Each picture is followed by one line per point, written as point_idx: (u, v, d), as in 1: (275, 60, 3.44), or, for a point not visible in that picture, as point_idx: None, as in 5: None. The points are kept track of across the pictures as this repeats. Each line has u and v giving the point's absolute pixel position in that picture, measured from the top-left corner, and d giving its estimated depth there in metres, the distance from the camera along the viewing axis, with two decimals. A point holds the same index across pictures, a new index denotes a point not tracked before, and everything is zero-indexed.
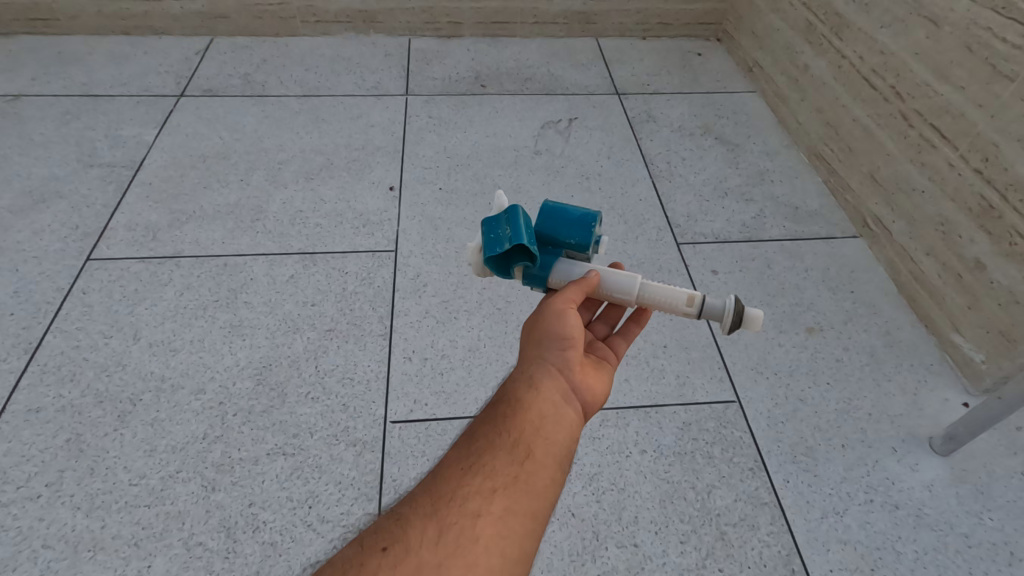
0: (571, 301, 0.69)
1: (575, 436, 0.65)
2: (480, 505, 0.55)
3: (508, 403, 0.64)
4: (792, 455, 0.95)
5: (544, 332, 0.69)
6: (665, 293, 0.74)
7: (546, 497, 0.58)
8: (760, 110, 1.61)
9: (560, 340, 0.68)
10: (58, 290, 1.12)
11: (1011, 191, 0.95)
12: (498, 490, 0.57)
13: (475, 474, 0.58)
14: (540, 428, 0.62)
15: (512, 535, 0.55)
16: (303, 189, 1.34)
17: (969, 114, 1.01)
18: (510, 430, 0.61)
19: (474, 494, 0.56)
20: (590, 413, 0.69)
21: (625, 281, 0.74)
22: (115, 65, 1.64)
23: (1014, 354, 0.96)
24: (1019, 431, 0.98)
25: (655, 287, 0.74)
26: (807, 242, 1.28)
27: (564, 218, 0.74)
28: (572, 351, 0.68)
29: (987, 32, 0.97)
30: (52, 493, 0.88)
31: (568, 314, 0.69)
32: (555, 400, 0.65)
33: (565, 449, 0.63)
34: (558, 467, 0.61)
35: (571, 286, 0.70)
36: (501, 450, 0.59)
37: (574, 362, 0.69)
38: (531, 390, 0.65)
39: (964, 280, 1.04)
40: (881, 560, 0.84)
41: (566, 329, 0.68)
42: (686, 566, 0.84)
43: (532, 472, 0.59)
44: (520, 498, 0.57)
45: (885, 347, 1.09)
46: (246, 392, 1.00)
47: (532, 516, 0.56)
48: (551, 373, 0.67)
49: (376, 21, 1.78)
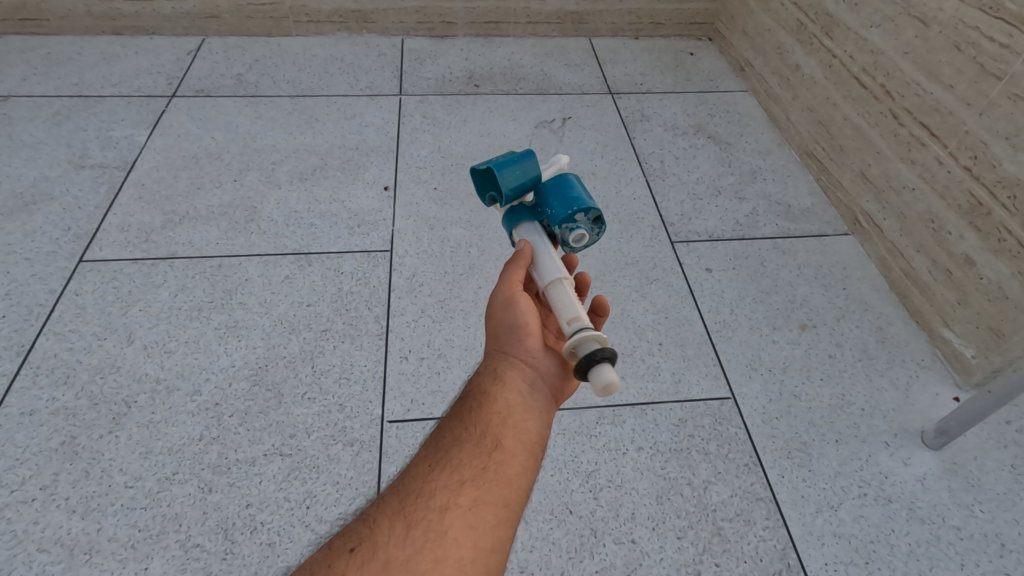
0: (517, 287, 0.74)
1: (544, 423, 0.68)
2: (448, 499, 0.57)
3: (474, 398, 0.67)
4: (787, 451, 0.96)
5: (502, 326, 0.73)
6: (563, 305, 0.70)
7: (517, 485, 0.60)
8: (752, 109, 1.62)
9: (516, 330, 0.72)
10: (51, 292, 1.11)
11: (999, 187, 0.96)
12: (466, 482, 0.59)
13: (442, 470, 0.60)
14: (507, 418, 0.66)
15: (484, 525, 0.56)
16: (297, 190, 1.34)
17: (957, 112, 1.02)
18: (477, 424, 0.64)
19: (442, 488, 0.58)
20: (558, 398, 0.73)
21: (548, 266, 0.74)
22: (106, 66, 1.63)
23: (1003, 349, 0.97)
24: (1008, 424, 0.99)
25: (563, 291, 0.71)
26: (799, 239, 1.29)
27: (563, 190, 0.75)
28: (531, 339, 0.72)
29: (975, 31, 0.99)
30: (46, 496, 0.87)
31: (519, 303, 0.73)
32: (519, 390, 0.68)
33: (534, 437, 0.66)
34: (527, 454, 0.63)
35: (511, 267, 0.75)
36: (468, 443, 0.62)
37: (536, 350, 0.72)
38: (495, 382, 0.69)
39: (955, 276, 1.05)
40: (875, 553, 0.86)
41: (520, 319, 0.72)
42: (683, 562, 0.84)
43: (501, 462, 0.61)
44: (488, 488, 0.59)
45: (876, 343, 1.11)
46: (241, 393, 1.00)
47: (503, 504, 0.58)
48: (513, 364, 0.71)
49: (369, 21, 1.78)
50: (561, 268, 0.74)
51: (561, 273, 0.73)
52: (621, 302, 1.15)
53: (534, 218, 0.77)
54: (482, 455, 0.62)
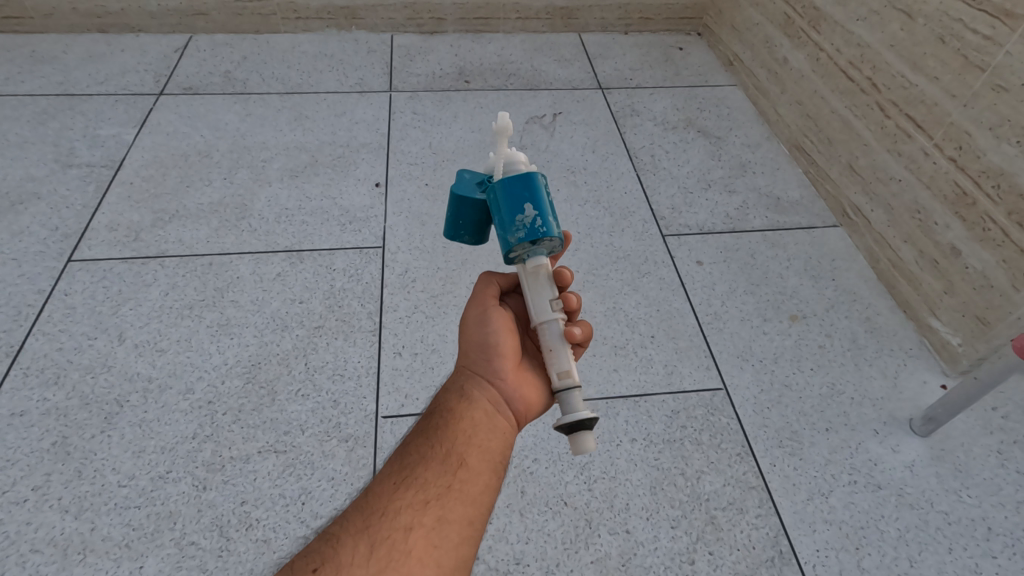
0: (487, 305, 0.74)
1: (509, 445, 0.68)
2: (412, 518, 0.58)
3: (441, 415, 0.67)
4: (779, 440, 0.97)
5: (472, 345, 0.72)
6: (553, 350, 0.66)
7: (480, 503, 0.61)
8: (740, 103, 1.63)
9: (485, 350, 0.71)
10: (39, 292, 1.10)
11: (984, 177, 0.97)
12: (431, 502, 0.59)
13: (407, 488, 0.61)
14: (472, 438, 0.65)
15: (447, 543, 0.57)
16: (288, 187, 1.34)
17: (942, 104, 1.03)
18: (442, 442, 0.64)
19: (406, 507, 0.59)
20: (524, 420, 0.72)
21: (539, 302, 0.67)
22: (92, 64, 1.61)
23: (988, 337, 0.99)
24: (995, 410, 1.01)
25: (555, 335, 0.67)
26: (788, 231, 1.30)
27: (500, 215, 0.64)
28: (501, 361, 0.71)
29: (959, 23, 1.00)
30: (38, 497, 0.87)
31: (490, 323, 0.73)
32: (486, 408, 0.68)
33: (498, 455, 0.66)
34: (491, 473, 0.63)
35: (484, 280, 0.77)
36: (433, 462, 0.62)
37: (505, 371, 0.71)
38: (461, 401, 0.68)
39: (941, 266, 1.07)
40: (865, 538, 0.87)
41: (491, 339, 0.72)
42: (678, 551, 0.85)
43: (466, 480, 0.62)
44: (452, 507, 0.59)
45: (865, 333, 1.12)
46: (235, 390, 1.00)
47: (467, 523, 0.59)
48: (481, 385, 0.70)
49: (358, 17, 1.77)
50: (551, 307, 0.67)
51: (553, 312, 0.67)
52: (613, 296, 1.16)
53: None
54: (447, 473, 0.62)
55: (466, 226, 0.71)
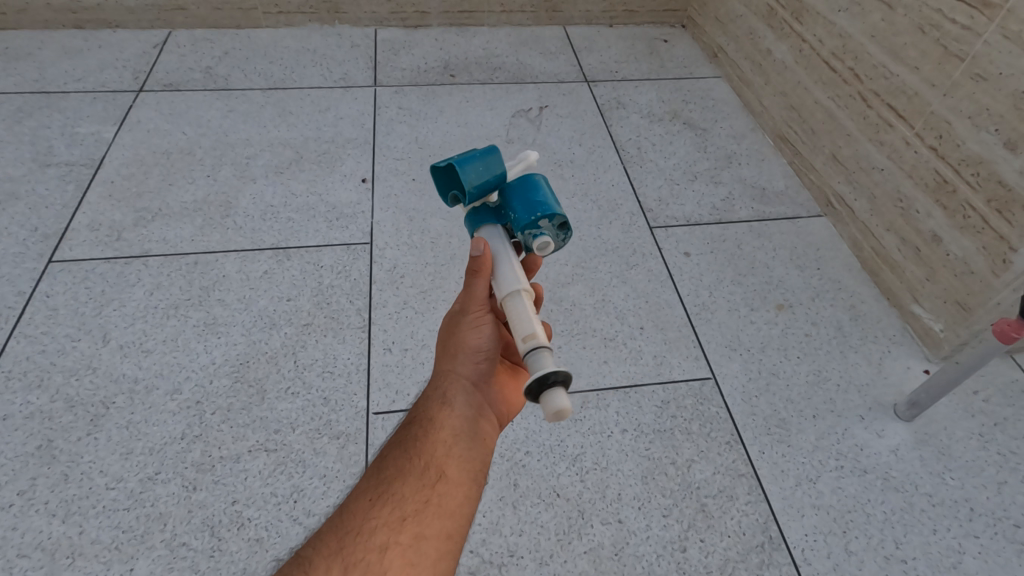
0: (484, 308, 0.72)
1: (487, 451, 0.68)
2: (388, 537, 0.57)
3: (421, 424, 0.66)
4: (767, 428, 0.98)
5: (461, 347, 0.71)
6: (520, 320, 0.64)
7: (460, 515, 0.61)
8: (725, 95, 1.64)
9: (474, 355, 0.71)
10: (20, 294, 1.08)
11: (964, 166, 0.99)
12: (408, 518, 0.59)
13: (384, 505, 0.60)
14: (453, 446, 0.65)
15: (426, 560, 0.57)
16: (273, 183, 1.32)
17: (923, 93, 1.05)
18: (422, 453, 0.64)
19: (382, 526, 0.58)
20: (501, 422, 0.73)
21: (507, 276, 0.67)
22: (68, 61, 1.58)
23: (969, 322, 1.01)
24: (976, 394, 1.03)
25: (522, 305, 0.65)
26: (774, 221, 1.31)
27: (529, 193, 0.70)
28: (488, 365, 0.72)
29: (938, 13, 1.01)
30: (24, 501, 0.85)
31: (486, 328, 0.72)
32: (469, 414, 0.68)
33: (478, 462, 0.66)
34: (470, 484, 0.63)
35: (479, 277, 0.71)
36: (412, 476, 0.62)
37: (490, 375, 0.72)
38: (443, 407, 0.67)
39: (923, 253, 1.09)
40: (853, 521, 0.88)
41: (484, 344, 0.72)
42: (669, 539, 0.86)
43: (444, 493, 0.61)
44: (430, 522, 0.59)
45: (850, 320, 1.14)
46: (223, 390, 0.99)
47: (446, 538, 0.58)
48: (465, 389, 0.69)
49: (341, 11, 1.75)
50: (522, 281, 0.67)
51: (519, 285, 0.67)
52: (602, 288, 1.17)
53: (495, 220, 0.73)
54: (425, 487, 0.61)
55: (479, 180, 0.68)
